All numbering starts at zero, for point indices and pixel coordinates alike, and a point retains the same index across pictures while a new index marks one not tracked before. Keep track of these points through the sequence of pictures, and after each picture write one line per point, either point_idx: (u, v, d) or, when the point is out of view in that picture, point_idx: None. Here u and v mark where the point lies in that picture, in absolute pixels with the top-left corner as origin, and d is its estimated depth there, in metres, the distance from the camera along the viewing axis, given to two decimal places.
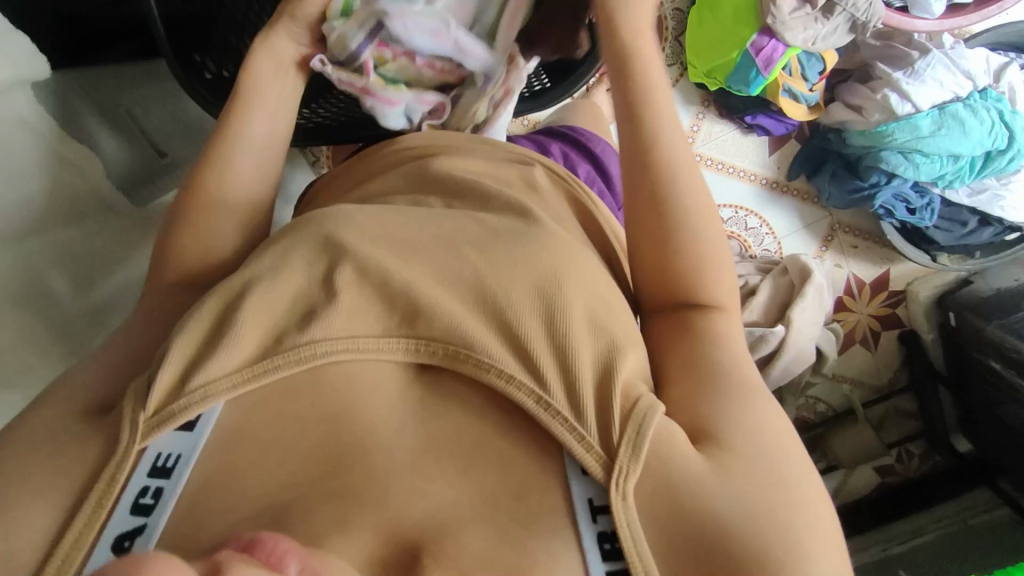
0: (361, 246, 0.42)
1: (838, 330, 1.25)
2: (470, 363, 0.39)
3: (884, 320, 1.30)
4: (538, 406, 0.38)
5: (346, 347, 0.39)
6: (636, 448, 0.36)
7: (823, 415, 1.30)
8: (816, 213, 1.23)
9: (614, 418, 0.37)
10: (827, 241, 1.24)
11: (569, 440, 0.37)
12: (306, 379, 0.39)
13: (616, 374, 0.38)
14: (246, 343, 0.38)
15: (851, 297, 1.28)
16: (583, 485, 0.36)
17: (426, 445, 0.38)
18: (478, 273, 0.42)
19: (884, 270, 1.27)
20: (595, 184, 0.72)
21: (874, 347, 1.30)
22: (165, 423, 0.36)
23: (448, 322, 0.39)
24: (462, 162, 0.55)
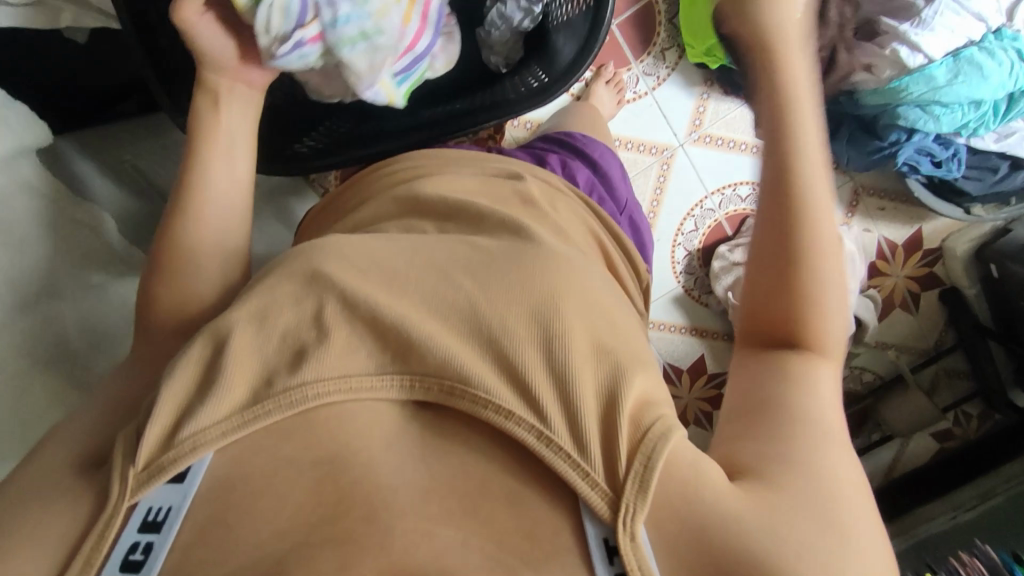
0: (347, 279, 0.41)
1: (875, 296, 1.22)
2: (466, 399, 0.37)
3: (923, 280, 1.27)
4: (537, 441, 0.36)
5: (339, 387, 0.38)
6: (644, 484, 0.34)
7: (870, 385, 1.29)
8: (838, 179, 1.21)
9: (621, 452, 0.35)
10: (852, 207, 1.22)
11: (573, 478, 0.35)
12: (300, 422, 0.38)
13: (620, 401, 0.37)
14: (234, 393, 0.38)
15: (885, 262, 1.25)
16: (592, 524, 0.35)
17: (428, 486, 0.36)
18: (472, 299, 0.41)
19: (916, 229, 1.24)
20: (595, 192, 0.70)
21: (915, 309, 1.27)
22: (154, 478, 0.36)
23: (442, 357, 0.38)
24: (452, 181, 0.56)
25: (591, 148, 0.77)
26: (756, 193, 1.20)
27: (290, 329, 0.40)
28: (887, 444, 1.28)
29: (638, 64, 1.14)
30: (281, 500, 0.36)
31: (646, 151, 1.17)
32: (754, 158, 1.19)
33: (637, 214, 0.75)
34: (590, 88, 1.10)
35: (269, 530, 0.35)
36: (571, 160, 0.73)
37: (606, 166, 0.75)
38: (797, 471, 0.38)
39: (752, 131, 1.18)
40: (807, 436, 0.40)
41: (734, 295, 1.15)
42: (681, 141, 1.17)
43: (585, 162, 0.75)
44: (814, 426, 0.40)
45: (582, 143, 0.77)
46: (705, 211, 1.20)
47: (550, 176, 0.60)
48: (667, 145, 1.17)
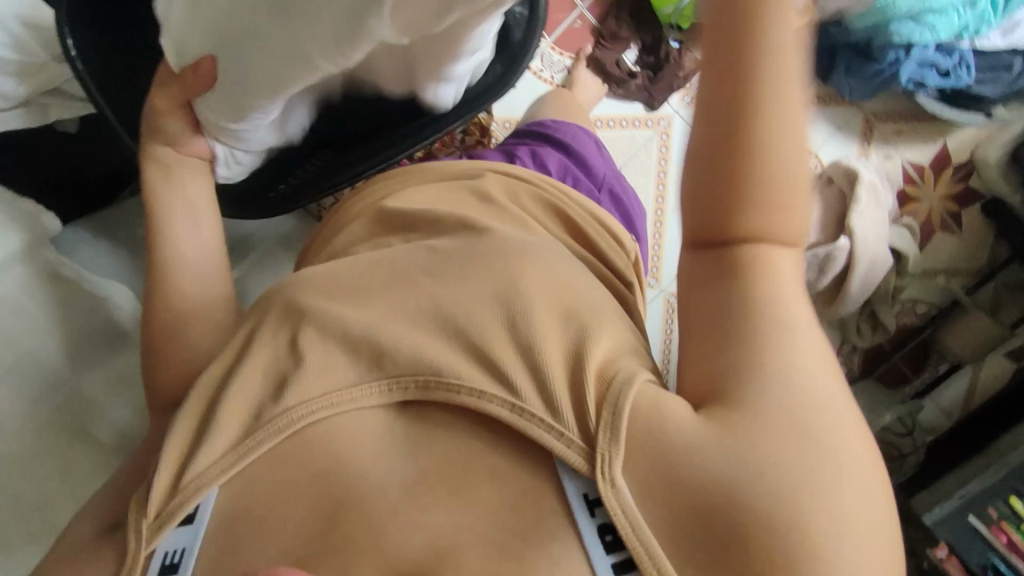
0: (321, 305, 0.48)
1: (914, 225, 1.17)
2: (441, 389, 0.43)
3: (961, 198, 1.22)
4: (513, 412, 0.42)
5: (321, 404, 0.44)
6: (614, 431, 0.40)
7: (927, 316, 1.24)
8: (849, 114, 1.19)
9: (591, 408, 0.40)
10: (868, 137, 1.19)
11: (552, 442, 0.40)
12: (291, 443, 0.44)
13: (585, 363, 0.42)
14: (228, 434, 0.44)
15: (914, 186, 1.23)
16: (573, 481, 0.40)
17: (416, 478, 0.42)
18: (434, 300, 0.47)
19: (940, 146, 1.21)
20: (568, 175, 0.76)
21: (958, 228, 1.22)
22: (165, 523, 0.42)
23: (412, 358, 0.44)
24: (419, 195, 0.64)
25: (567, 131, 0.81)
26: None
27: (270, 363, 0.46)
28: (960, 374, 1.22)
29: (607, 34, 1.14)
30: (283, 519, 0.42)
31: (641, 126, 1.16)
32: None
33: (615, 184, 0.80)
34: (572, 72, 1.09)
35: (276, 548, 0.41)
36: (539, 147, 0.78)
37: (579, 146, 0.80)
38: (785, 402, 0.39)
39: None
40: (805, 359, 0.40)
41: None
42: (675, 108, 1.17)
43: (558, 145, 0.80)
44: (772, 345, 0.40)
45: (555, 129, 0.82)
46: None
47: (517, 171, 0.69)
48: (662, 115, 1.16)
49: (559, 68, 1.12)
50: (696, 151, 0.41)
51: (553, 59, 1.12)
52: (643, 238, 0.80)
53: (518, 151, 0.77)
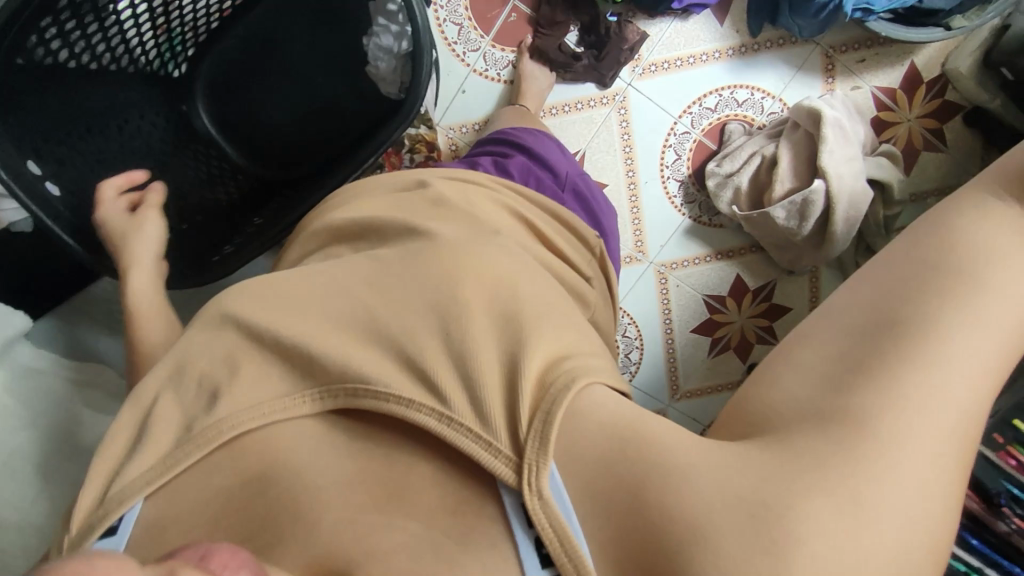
0: (258, 321, 0.54)
1: (893, 151, 1.15)
2: (368, 396, 0.49)
3: (939, 115, 1.18)
4: (442, 423, 0.47)
5: (251, 416, 0.51)
6: (544, 439, 0.44)
7: None
8: (804, 50, 1.15)
9: (523, 417, 0.45)
10: (830, 71, 1.15)
11: (484, 453, 0.45)
12: (227, 452, 0.51)
13: (520, 382, 0.47)
14: (155, 452, 0.51)
15: (891, 111, 1.18)
16: (508, 493, 0.45)
17: (348, 478, 0.48)
18: (371, 311, 0.53)
19: (908, 65, 1.16)
20: (532, 178, 0.77)
21: (943, 145, 1.18)
22: (89, 534, 0.49)
23: (341, 370, 0.50)
24: (364, 207, 0.67)
25: (532, 138, 0.82)
26: (724, 98, 1.15)
27: (206, 373, 0.54)
28: None
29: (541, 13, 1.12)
30: (211, 528, 0.49)
31: (598, 105, 1.15)
32: (707, 66, 1.14)
33: (579, 182, 0.81)
34: (518, 68, 1.10)
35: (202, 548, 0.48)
36: (505, 156, 0.79)
37: (542, 150, 0.81)
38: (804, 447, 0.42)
39: (690, 42, 1.13)
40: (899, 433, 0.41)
41: (738, 208, 1.12)
42: (628, 80, 1.14)
43: (521, 151, 0.81)
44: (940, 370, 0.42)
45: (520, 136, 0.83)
46: (680, 135, 1.17)
47: (471, 175, 0.70)
48: (616, 90, 1.14)
49: (503, 64, 1.11)
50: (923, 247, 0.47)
51: (496, 58, 1.11)
52: (612, 231, 0.82)
53: (481, 160, 0.78)
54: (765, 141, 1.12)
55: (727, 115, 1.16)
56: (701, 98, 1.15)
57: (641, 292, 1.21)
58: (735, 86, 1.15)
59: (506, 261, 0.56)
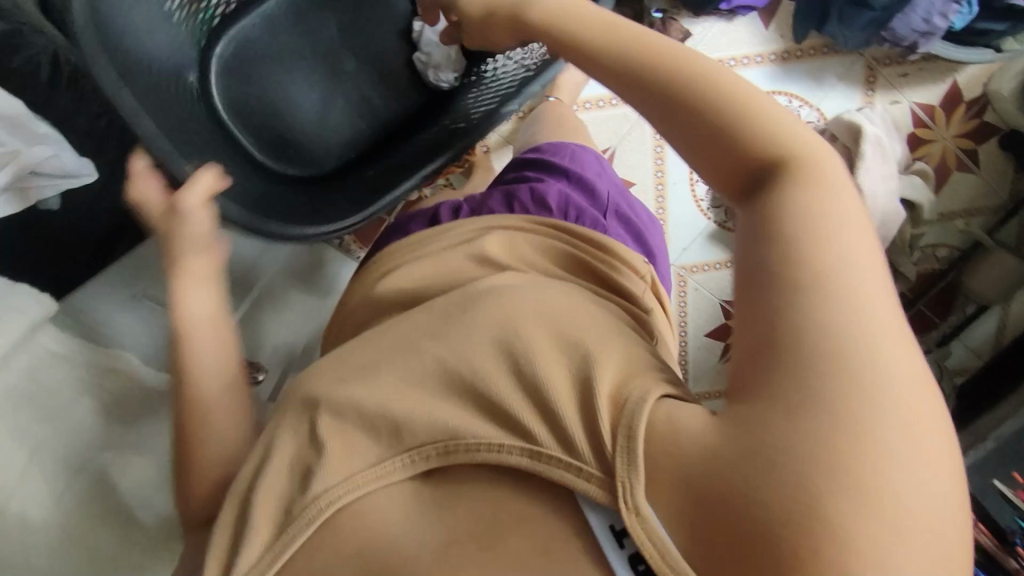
0: (332, 389, 0.50)
1: (926, 168, 1.14)
2: (461, 450, 0.44)
3: (976, 136, 1.18)
4: (530, 460, 0.42)
5: (348, 487, 0.46)
6: (631, 457, 0.38)
7: (949, 259, 1.24)
8: (847, 60, 1.13)
9: (604, 431, 0.39)
10: (871, 83, 1.13)
11: (576, 481, 0.40)
12: (325, 533, 0.46)
13: (593, 391, 0.41)
14: (262, 531, 0.47)
15: (925, 128, 1.16)
16: (601, 516, 0.40)
17: (445, 540, 0.43)
18: (439, 359, 0.48)
19: (951, 82, 1.15)
20: (572, 204, 0.73)
21: (977, 166, 1.19)
22: None
23: (426, 428, 0.45)
24: (419, 271, 0.65)
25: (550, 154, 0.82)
26: None
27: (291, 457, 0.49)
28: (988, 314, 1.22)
29: None
30: None
31: None
32: (749, 69, 1.11)
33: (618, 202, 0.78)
34: None
35: None
36: (538, 182, 0.75)
37: (577, 169, 0.79)
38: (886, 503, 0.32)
39: (734, 43, 1.10)
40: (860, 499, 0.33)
41: None
42: None
43: (555, 174, 0.78)
44: (852, 262, 0.37)
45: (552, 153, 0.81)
46: None
47: (508, 221, 0.68)
48: None
49: None
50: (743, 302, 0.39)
51: None
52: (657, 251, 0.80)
53: (518, 189, 0.75)
54: None
55: None
56: None
57: None
58: (774, 92, 1.12)
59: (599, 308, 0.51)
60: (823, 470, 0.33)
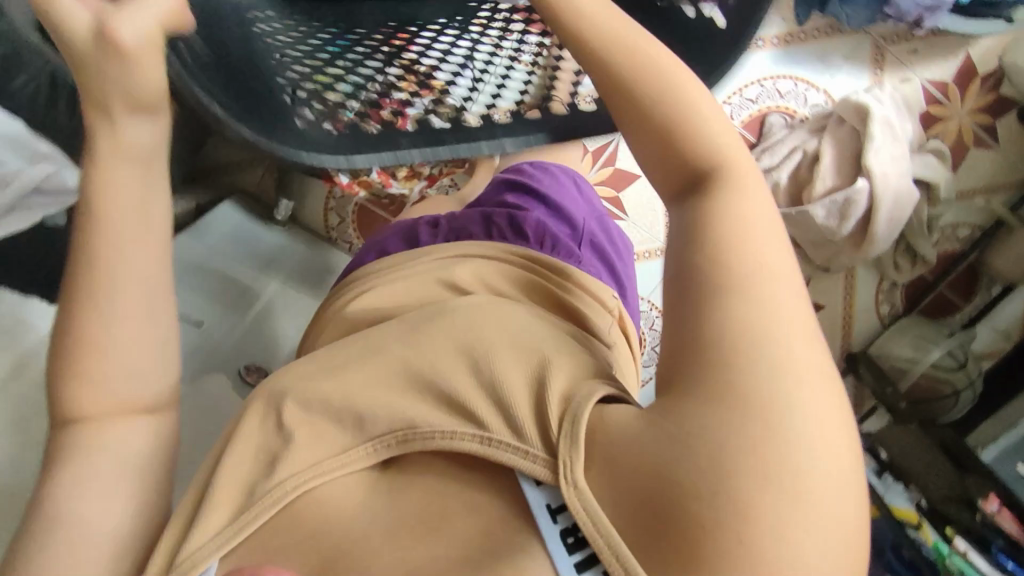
0: (301, 384, 0.48)
1: (942, 146, 1.11)
2: (418, 439, 0.44)
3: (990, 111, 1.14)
4: (481, 445, 0.42)
5: (312, 474, 0.46)
6: (574, 437, 0.38)
7: (971, 240, 1.22)
8: (854, 41, 1.10)
9: (551, 422, 0.39)
10: (879, 61, 1.11)
11: (522, 463, 0.39)
12: (288, 513, 0.46)
13: (546, 392, 0.40)
14: (224, 506, 0.45)
15: (941, 105, 1.13)
16: (536, 489, 0.39)
17: (396, 523, 0.44)
18: (406, 361, 0.47)
19: (965, 56, 1.11)
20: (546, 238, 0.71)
21: (994, 141, 1.15)
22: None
23: (387, 418, 0.45)
24: (387, 294, 0.64)
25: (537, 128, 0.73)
26: (766, 89, 1.11)
27: (259, 444, 0.48)
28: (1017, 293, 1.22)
29: None
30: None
31: None
32: (753, 52, 1.09)
33: (596, 229, 0.80)
34: None
35: None
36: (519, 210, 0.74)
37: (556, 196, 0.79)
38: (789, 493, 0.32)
39: None
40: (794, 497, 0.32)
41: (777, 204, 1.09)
42: None
43: (537, 201, 0.77)
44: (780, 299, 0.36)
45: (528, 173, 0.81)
46: None
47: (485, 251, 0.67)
48: None
49: None
50: (679, 328, 0.37)
51: None
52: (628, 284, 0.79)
53: (498, 217, 0.73)
54: (807, 135, 1.07)
55: (770, 106, 1.11)
56: (741, 89, 1.12)
57: None
58: (778, 75, 1.11)
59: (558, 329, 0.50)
60: (746, 466, 0.32)
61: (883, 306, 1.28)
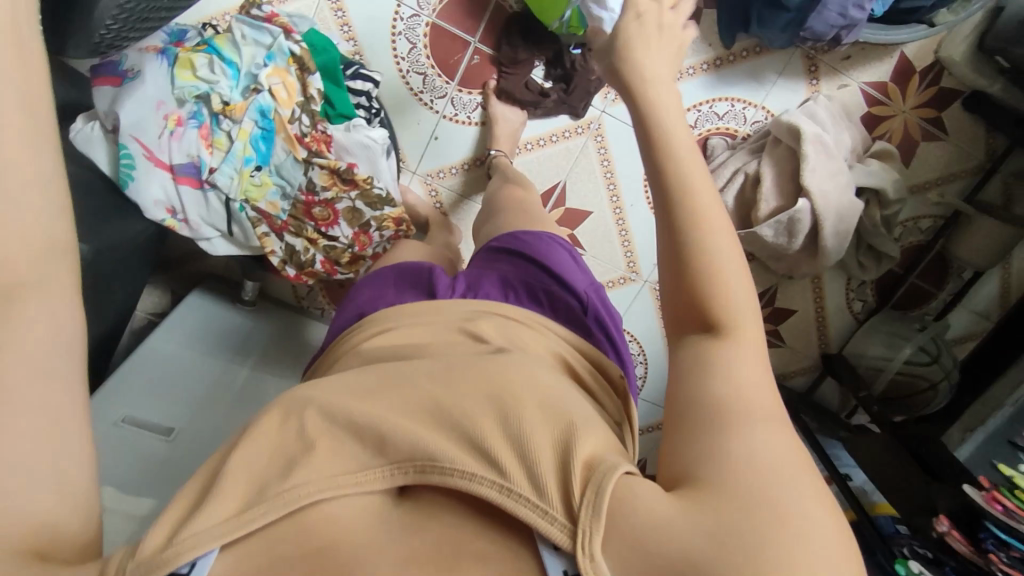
0: (329, 396, 0.45)
1: (888, 147, 1.11)
2: (437, 473, 0.40)
3: (935, 102, 1.13)
4: (501, 495, 0.39)
5: (323, 486, 0.40)
6: (596, 509, 0.36)
7: (933, 229, 1.22)
8: (784, 56, 1.10)
9: (574, 484, 0.37)
10: (813, 72, 1.11)
11: (538, 521, 0.37)
12: (291, 522, 0.40)
13: (575, 452, 0.39)
14: (232, 498, 0.40)
15: (884, 105, 1.13)
16: (554, 556, 0.37)
17: (409, 557, 0.39)
18: (434, 400, 0.44)
19: (898, 56, 1.10)
20: (560, 313, 0.70)
21: (945, 132, 1.15)
22: (150, 571, 0.37)
23: (410, 443, 0.41)
24: (399, 338, 0.61)
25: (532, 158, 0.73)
26: (704, 114, 1.12)
27: (275, 449, 0.43)
28: (986, 277, 1.22)
29: (476, 39, 1.07)
30: None
31: (572, 135, 1.13)
32: (685, 82, 1.10)
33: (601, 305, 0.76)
34: (488, 110, 1.09)
35: None
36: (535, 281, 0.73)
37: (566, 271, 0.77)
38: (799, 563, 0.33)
39: None
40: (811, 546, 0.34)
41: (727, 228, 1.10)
42: (600, 108, 1.12)
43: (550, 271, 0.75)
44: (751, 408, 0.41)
45: (529, 244, 0.80)
46: None
47: (509, 311, 0.65)
48: (590, 119, 1.12)
49: (471, 106, 1.10)
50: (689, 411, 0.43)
51: (462, 101, 1.10)
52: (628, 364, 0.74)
53: (513, 284, 0.72)
54: (748, 157, 1.08)
55: (709, 129, 1.12)
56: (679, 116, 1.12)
57: (639, 313, 1.25)
58: (713, 100, 1.11)
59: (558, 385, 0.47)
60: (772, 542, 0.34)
61: (855, 303, 1.28)
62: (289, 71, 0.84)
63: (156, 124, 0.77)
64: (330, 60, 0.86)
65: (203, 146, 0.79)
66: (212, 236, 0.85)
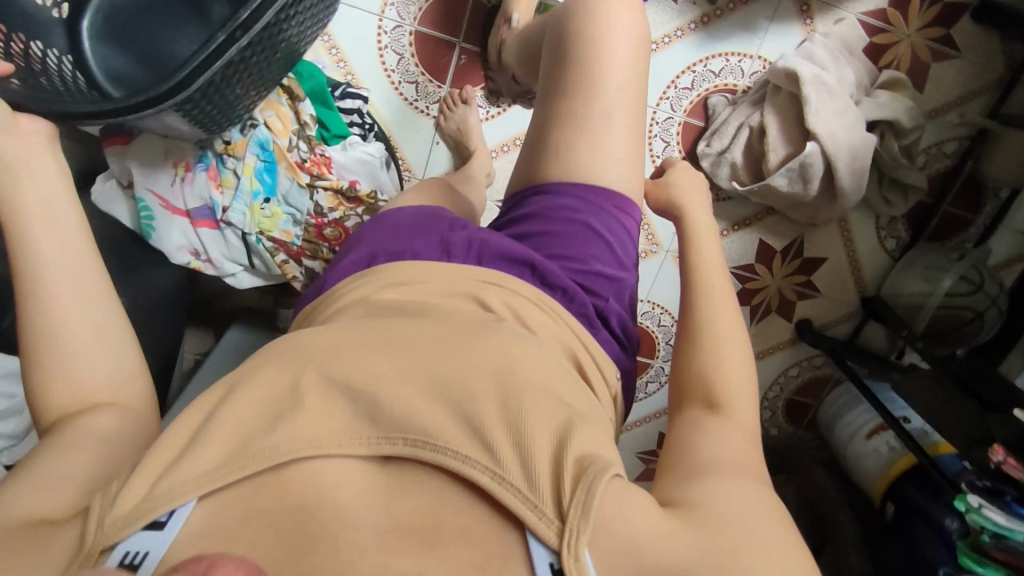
0: (330, 355, 0.45)
1: (902, 77, 1.07)
2: (431, 452, 0.40)
3: (941, 22, 1.09)
4: (492, 480, 0.39)
5: (311, 446, 0.40)
6: (585, 509, 0.37)
7: (959, 151, 1.17)
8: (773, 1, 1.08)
9: (567, 485, 0.38)
10: (806, 12, 1.08)
11: (526, 514, 0.38)
12: (274, 479, 0.40)
13: (568, 450, 0.40)
14: (216, 448, 0.40)
15: (887, 32, 1.09)
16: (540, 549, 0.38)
17: (392, 525, 0.39)
18: (437, 373, 0.44)
19: None
20: (577, 294, 0.64)
21: (955, 51, 1.11)
22: (135, 519, 0.36)
23: (404, 418, 0.41)
24: (402, 291, 0.57)
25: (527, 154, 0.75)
26: (700, 74, 1.10)
27: (267, 403, 0.42)
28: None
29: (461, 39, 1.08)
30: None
31: None
32: (675, 46, 1.09)
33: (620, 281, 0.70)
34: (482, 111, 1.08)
35: None
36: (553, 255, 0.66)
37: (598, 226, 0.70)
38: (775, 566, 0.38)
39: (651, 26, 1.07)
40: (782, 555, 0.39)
41: (739, 183, 1.07)
42: None
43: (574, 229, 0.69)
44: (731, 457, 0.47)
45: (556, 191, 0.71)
46: (664, 121, 1.11)
47: (522, 287, 0.60)
48: None
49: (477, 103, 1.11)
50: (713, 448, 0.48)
51: None
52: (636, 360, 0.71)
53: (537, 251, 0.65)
54: (750, 109, 1.06)
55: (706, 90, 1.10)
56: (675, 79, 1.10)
57: (663, 282, 1.24)
58: (706, 58, 1.09)
59: (549, 374, 0.47)
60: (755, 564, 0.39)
61: (888, 241, 1.24)
62: (281, 100, 0.87)
63: (167, 176, 0.83)
64: (318, 84, 0.88)
65: (213, 187, 0.84)
66: (236, 270, 0.87)
